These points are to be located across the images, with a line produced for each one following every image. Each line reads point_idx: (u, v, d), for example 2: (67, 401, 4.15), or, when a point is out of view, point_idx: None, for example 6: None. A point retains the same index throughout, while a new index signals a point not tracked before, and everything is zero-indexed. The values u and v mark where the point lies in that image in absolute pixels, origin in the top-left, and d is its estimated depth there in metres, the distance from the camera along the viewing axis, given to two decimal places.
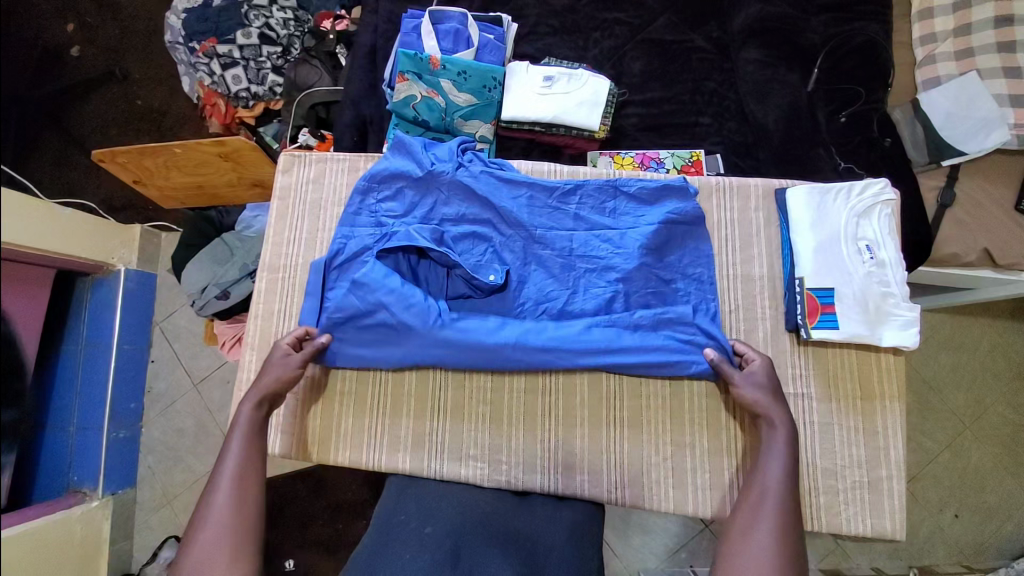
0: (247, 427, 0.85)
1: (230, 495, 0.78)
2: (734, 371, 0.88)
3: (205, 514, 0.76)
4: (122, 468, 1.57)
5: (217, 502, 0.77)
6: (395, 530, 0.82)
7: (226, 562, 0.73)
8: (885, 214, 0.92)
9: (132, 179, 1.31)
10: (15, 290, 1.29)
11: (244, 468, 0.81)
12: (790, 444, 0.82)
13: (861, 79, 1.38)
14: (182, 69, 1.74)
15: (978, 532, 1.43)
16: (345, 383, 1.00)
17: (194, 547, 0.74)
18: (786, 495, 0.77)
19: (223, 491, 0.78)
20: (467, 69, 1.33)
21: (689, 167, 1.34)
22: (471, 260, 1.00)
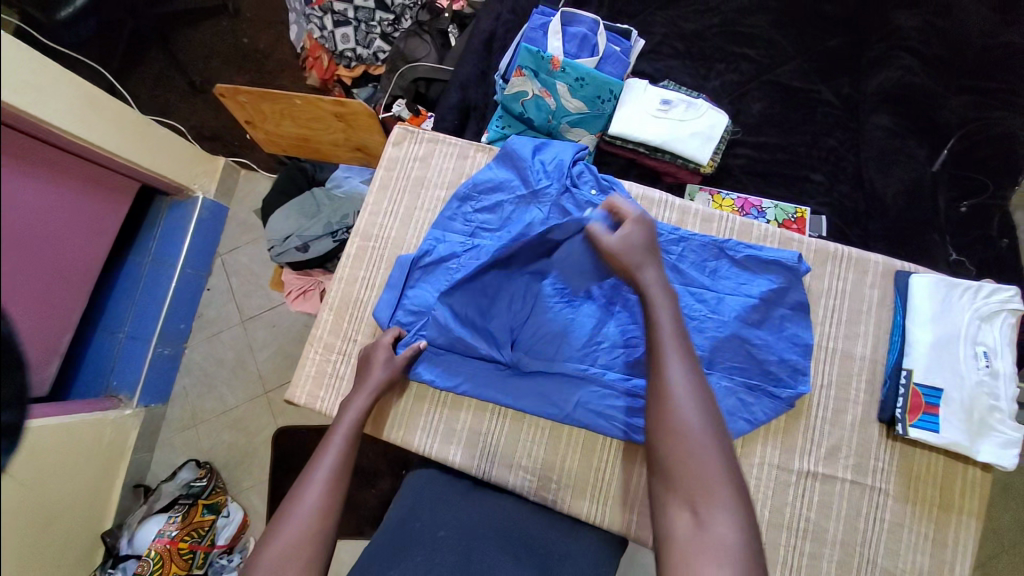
0: (350, 427, 0.85)
1: (320, 493, 0.76)
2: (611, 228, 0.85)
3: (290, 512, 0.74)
4: (158, 385, 1.61)
5: (306, 498, 0.75)
6: (409, 533, 0.79)
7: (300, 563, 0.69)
8: (1007, 324, 0.86)
9: (245, 119, 1.34)
10: (96, 193, 1.32)
11: (338, 466, 0.80)
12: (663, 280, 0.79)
13: (992, 171, 1.30)
14: (292, 18, 1.77)
15: None
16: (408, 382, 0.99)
17: (274, 539, 0.71)
18: (681, 326, 0.74)
19: (317, 487, 0.76)
20: (586, 76, 1.31)
21: (791, 223, 1.28)
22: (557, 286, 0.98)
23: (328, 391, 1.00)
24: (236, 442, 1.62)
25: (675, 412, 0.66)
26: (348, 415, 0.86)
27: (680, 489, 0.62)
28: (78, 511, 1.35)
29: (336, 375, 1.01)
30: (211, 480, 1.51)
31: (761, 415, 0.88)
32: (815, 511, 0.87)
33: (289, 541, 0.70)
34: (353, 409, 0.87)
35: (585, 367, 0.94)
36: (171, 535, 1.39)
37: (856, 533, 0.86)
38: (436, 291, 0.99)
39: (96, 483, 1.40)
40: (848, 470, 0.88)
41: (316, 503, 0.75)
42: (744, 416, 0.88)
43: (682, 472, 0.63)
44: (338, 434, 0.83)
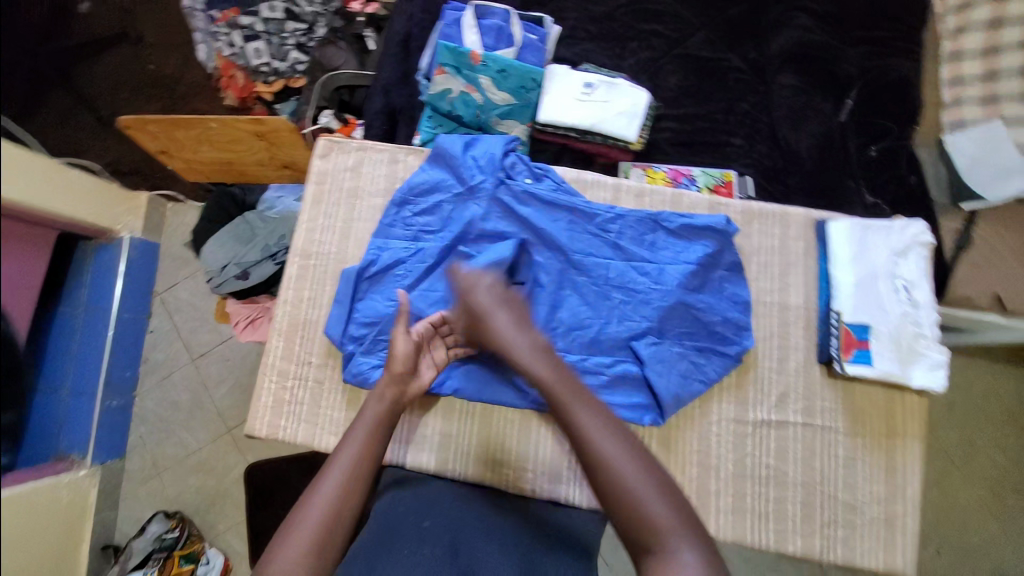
0: (373, 426, 0.79)
1: (337, 497, 0.71)
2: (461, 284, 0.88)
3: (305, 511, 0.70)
4: (111, 440, 1.52)
5: (322, 502, 0.70)
6: (393, 523, 0.79)
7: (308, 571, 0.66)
8: (920, 256, 0.94)
9: (159, 149, 1.28)
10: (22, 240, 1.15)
11: (359, 468, 0.74)
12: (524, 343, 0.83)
13: (892, 116, 1.40)
14: (198, 37, 1.70)
15: (956, 568, 1.49)
16: None
17: (282, 545, 0.67)
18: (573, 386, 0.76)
19: (334, 490, 0.72)
20: (507, 67, 1.32)
21: (721, 187, 1.34)
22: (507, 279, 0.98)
23: (288, 418, 0.97)
24: (205, 484, 1.56)
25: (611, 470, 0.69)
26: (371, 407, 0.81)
27: (635, 540, 0.66)
28: None
29: (295, 401, 0.98)
30: (184, 530, 1.46)
31: (716, 376, 0.92)
32: (777, 458, 0.92)
33: (301, 549, 0.66)
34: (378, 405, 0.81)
35: None
36: None
37: (813, 471, 0.92)
38: (386, 300, 0.97)
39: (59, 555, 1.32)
40: (798, 414, 0.93)
41: (331, 507, 0.71)
42: (698, 378, 0.92)
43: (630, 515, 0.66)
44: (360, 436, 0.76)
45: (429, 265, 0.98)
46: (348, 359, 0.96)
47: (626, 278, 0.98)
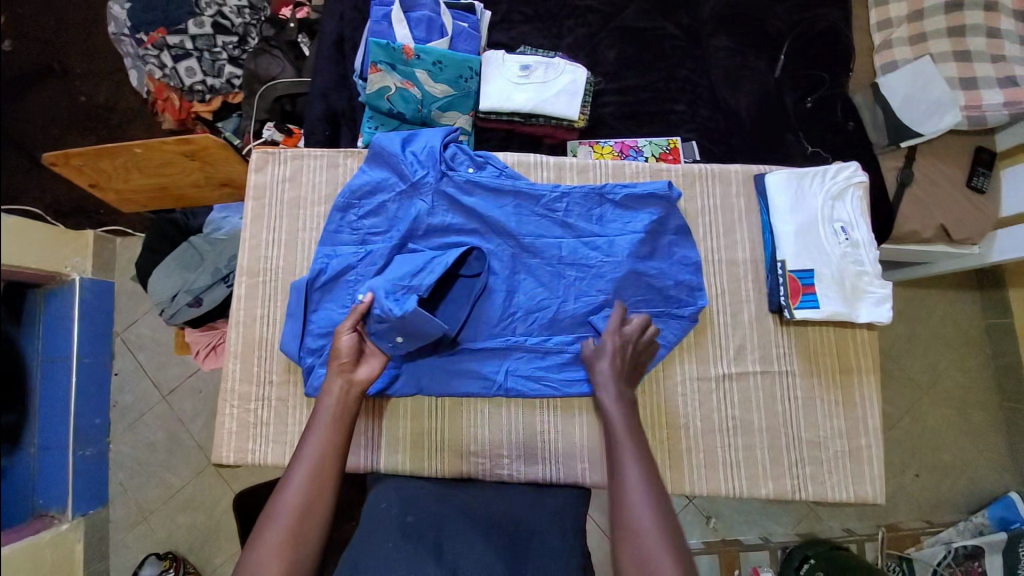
0: (331, 421, 0.80)
1: (302, 493, 0.74)
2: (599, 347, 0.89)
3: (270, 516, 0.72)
4: (92, 488, 1.48)
5: (287, 499, 0.73)
6: (378, 517, 0.81)
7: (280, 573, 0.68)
8: (856, 197, 0.96)
9: (87, 183, 1.23)
10: None
11: (321, 462, 0.76)
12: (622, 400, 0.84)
13: (826, 65, 1.43)
14: (128, 62, 1.62)
15: (937, 490, 1.56)
16: None
17: (258, 545, 0.70)
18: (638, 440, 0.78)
19: (298, 486, 0.74)
20: (442, 58, 1.31)
21: (667, 155, 1.36)
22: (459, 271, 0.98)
23: (256, 440, 0.96)
24: (197, 521, 1.54)
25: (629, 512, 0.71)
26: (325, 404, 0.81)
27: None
28: None
29: (262, 422, 0.97)
30: (178, 568, 1.44)
31: (675, 339, 0.95)
32: (742, 410, 0.94)
33: (272, 547, 0.69)
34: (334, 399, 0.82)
35: (507, 339, 0.95)
36: None
37: (778, 416, 0.95)
38: (340, 307, 0.96)
39: None
40: (757, 363, 0.96)
41: (298, 503, 0.73)
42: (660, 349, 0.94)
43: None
44: (319, 431, 0.78)
45: (379, 267, 0.97)
46: (309, 373, 0.95)
47: (578, 254, 0.99)
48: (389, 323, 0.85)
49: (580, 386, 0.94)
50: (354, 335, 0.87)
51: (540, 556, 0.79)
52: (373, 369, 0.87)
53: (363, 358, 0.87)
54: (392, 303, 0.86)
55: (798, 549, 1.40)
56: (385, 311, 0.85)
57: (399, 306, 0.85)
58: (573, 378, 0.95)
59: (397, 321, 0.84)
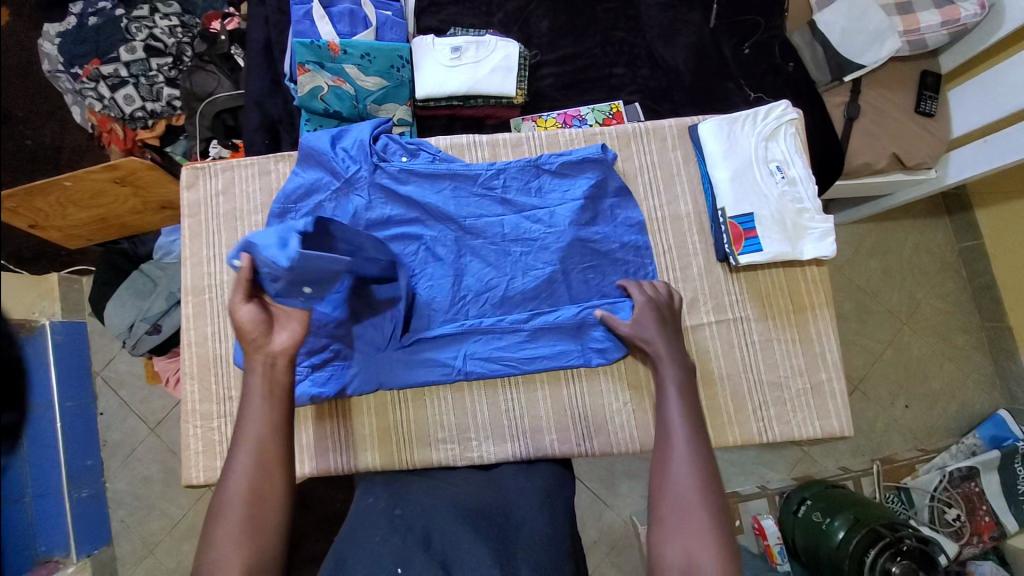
0: (267, 400, 0.73)
1: (250, 480, 0.68)
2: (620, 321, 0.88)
3: (217, 513, 0.66)
4: (92, 527, 1.48)
5: (234, 489, 0.67)
6: (364, 514, 0.79)
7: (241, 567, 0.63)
8: (789, 134, 0.97)
9: (28, 224, 1.21)
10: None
11: (263, 446, 0.70)
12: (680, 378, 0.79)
13: (760, 8, 1.40)
14: (69, 99, 1.58)
15: (926, 416, 1.58)
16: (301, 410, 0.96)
17: (210, 548, 0.64)
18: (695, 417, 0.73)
19: (243, 474, 0.68)
20: (369, 50, 1.29)
21: (610, 120, 1.35)
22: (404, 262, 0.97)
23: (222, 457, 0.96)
24: None
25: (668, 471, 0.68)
26: (253, 384, 0.73)
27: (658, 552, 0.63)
28: None
29: (227, 439, 0.96)
30: None
31: None
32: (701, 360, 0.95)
33: (228, 536, 0.64)
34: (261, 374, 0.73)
35: (462, 322, 0.95)
36: None
37: (737, 362, 0.95)
38: None
39: None
40: (710, 313, 0.96)
41: (246, 491, 0.67)
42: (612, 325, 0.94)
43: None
44: (254, 415, 0.71)
45: None
46: None
47: (521, 229, 0.98)
48: (284, 278, 0.74)
49: (541, 359, 0.95)
50: (252, 305, 0.75)
51: (529, 541, 0.74)
52: (291, 334, 0.76)
53: (274, 325, 0.76)
54: (275, 252, 0.73)
55: (795, 493, 1.39)
56: (270, 265, 0.73)
57: (283, 252, 0.72)
58: (532, 353, 0.95)
59: (287, 273, 0.73)
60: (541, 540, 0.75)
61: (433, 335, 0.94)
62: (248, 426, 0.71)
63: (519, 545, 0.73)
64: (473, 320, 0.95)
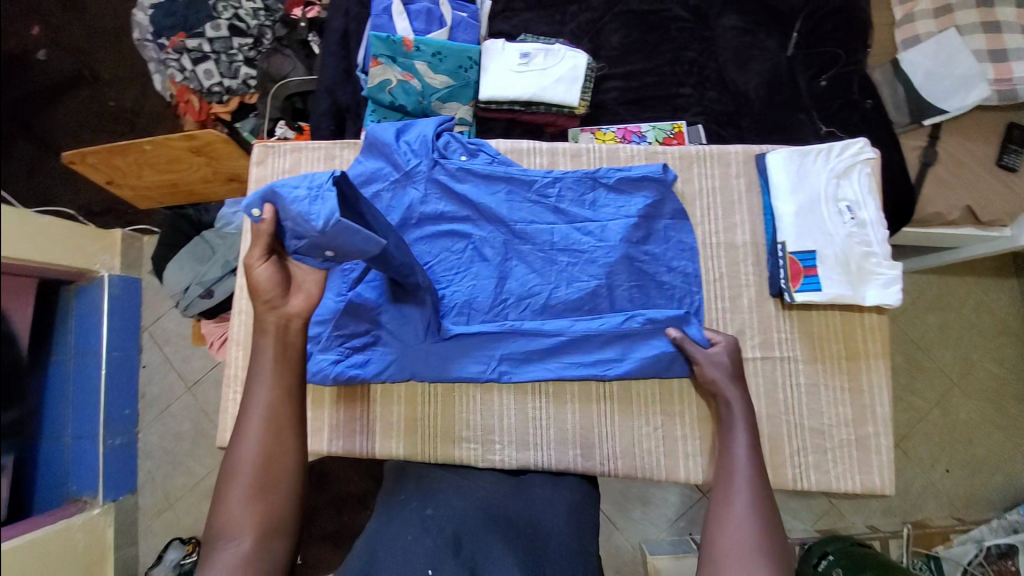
0: (279, 366, 0.72)
1: (262, 446, 0.68)
2: (698, 351, 0.89)
3: (229, 478, 0.67)
4: (120, 474, 1.55)
5: (246, 454, 0.68)
6: (396, 511, 0.80)
7: (253, 532, 0.66)
8: (864, 174, 0.93)
9: (104, 180, 1.28)
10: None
11: (274, 414, 0.70)
12: (749, 425, 0.82)
13: (841, 41, 1.36)
14: (152, 67, 1.65)
15: (968, 484, 1.49)
16: (334, 391, 0.98)
17: (222, 508, 0.66)
18: (759, 467, 0.77)
19: (255, 441, 0.69)
20: (441, 49, 1.31)
21: (671, 139, 1.35)
22: (451, 259, 0.98)
23: None
24: None
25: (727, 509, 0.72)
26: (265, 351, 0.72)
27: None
28: None
29: None
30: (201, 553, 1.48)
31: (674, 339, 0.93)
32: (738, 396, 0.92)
33: (242, 498, 0.66)
34: (274, 338, 0.72)
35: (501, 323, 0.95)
36: None
37: (779, 404, 0.92)
38: (334, 295, 0.97)
39: None
40: (756, 348, 0.93)
41: (257, 457, 0.68)
42: (659, 342, 0.92)
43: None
44: (264, 383, 0.70)
45: None
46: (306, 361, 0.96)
47: (570, 240, 0.98)
48: (309, 238, 0.69)
49: (577, 370, 0.93)
50: (271, 265, 0.72)
51: (555, 557, 0.76)
52: (309, 298, 0.74)
53: (292, 286, 0.74)
54: (308, 207, 0.69)
55: (817, 546, 1.32)
56: (303, 221, 0.68)
57: (317, 209, 0.68)
58: (568, 362, 0.94)
59: (316, 235, 0.68)
60: (567, 554, 0.77)
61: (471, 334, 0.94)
62: (258, 395, 0.70)
63: (548, 556, 0.75)
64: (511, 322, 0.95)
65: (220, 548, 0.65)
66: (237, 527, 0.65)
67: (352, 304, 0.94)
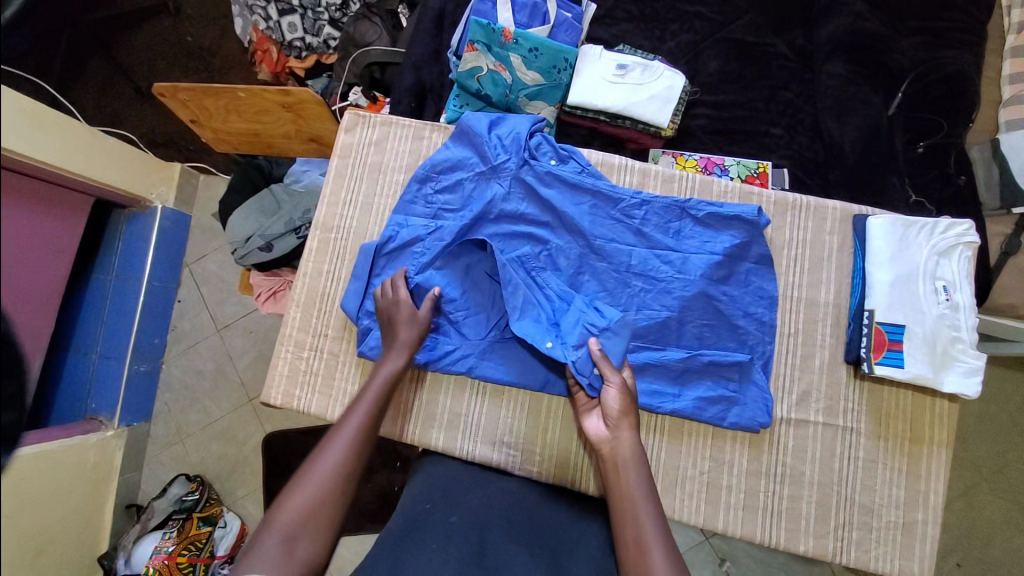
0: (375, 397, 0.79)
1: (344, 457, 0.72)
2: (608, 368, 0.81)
3: (305, 474, 0.69)
4: (139, 401, 1.56)
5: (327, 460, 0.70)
6: (419, 517, 0.77)
7: (310, 534, 0.65)
8: (965, 257, 0.89)
9: (190, 118, 1.32)
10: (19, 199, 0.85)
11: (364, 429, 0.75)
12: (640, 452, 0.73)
13: (947, 110, 1.30)
14: (234, 9, 1.61)
15: None
16: None
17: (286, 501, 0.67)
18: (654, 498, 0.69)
19: (341, 446, 0.72)
20: (540, 46, 1.27)
21: (754, 178, 1.29)
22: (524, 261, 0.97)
23: (302, 388, 1.00)
24: (227, 452, 1.57)
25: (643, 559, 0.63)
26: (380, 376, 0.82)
27: None
28: (70, 541, 1.32)
29: (311, 371, 1.01)
30: (204, 493, 1.48)
31: (737, 387, 0.90)
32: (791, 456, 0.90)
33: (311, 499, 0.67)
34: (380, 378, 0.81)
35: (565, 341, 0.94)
36: (169, 550, 1.37)
37: (832, 473, 0.90)
38: None
39: (85, 509, 1.37)
40: (819, 413, 0.92)
41: (337, 462, 0.71)
42: (721, 385, 0.90)
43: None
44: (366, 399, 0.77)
45: (445, 244, 0.97)
46: (363, 334, 0.96)
47: (647, 265, 0.96)
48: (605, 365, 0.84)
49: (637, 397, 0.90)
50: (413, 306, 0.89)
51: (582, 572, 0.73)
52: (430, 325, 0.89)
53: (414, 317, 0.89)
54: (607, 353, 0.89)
55: None
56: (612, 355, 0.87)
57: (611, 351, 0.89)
58: None
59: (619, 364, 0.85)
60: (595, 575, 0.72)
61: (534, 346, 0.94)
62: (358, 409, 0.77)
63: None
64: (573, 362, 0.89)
65: (264, 543, 0.63)
66: (298, 527, 0.65)
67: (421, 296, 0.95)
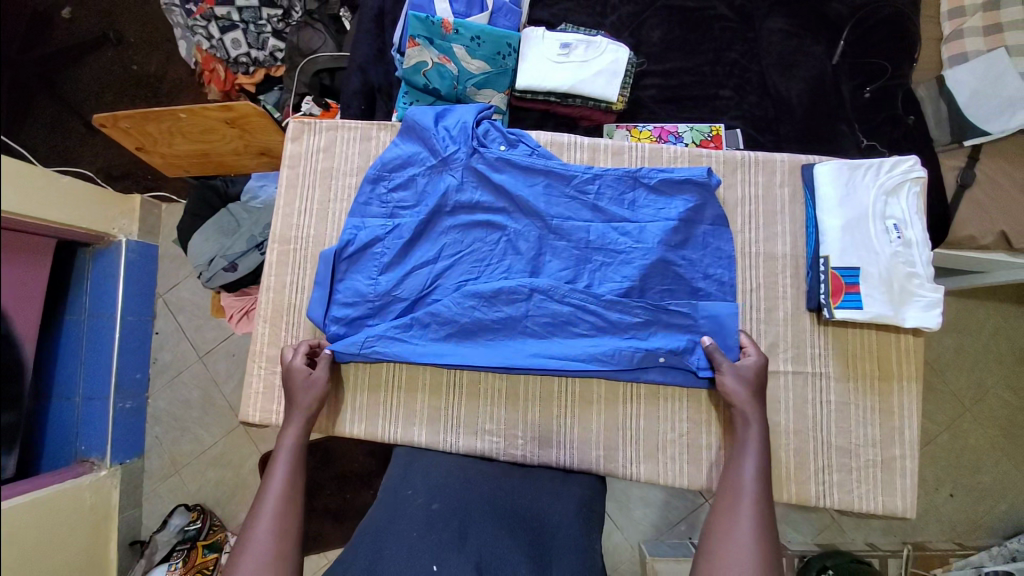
0: (289, 460, 0.84)
1: (274, 522, 0.76)
2: (724, 361, 0.87)
3: (243, 551, 0.73)
4: (129, 438, 1.53)
5: (261, 533, 0.75)
6: (400, 507, 0.79)
7: None
8: (913, 193, 0.91)
9: (136, 146, 1.30)
10: None
11: (286, 496, 0.80)
12: (763, 444, 0.81)
13: (889, 53, 1.31)
14: (178, 33, 1.59)
15: (971, 510, 1.39)
16: (359, 376, 0.99)
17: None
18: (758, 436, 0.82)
19: (268, 518, 0.76)
20: (480, 34, 1.26)
21: (709, 142, 1.31)
22: (485, 250, 0.97)
23: (279, 402, 1.00)
24: (224, 477, 1.56)
25: (734, 477, 0.79)
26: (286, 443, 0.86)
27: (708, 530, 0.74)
28: None
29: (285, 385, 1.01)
30: (206, 520, 1.47)
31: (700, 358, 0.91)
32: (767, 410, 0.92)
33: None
34: (288, 442, 0.86)
35: (543, 324, 0.94)
36: None
37: (807, 419, 0.92)
38: (367, 278, 0.97)
39: (88, 549, 1.36)
40: (789, 362, 0.93)
41: (271, 534, 0.75)
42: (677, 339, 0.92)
43: (716, 522, 0.74)
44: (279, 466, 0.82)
45: (406, 242, 0.98)
46: (336, 340, 0.96)
47: (606, 239, 0.96)
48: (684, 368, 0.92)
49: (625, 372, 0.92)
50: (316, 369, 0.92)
51: (564, 553, 0.74)
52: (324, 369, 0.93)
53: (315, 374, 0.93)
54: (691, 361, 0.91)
55: (816, 560, 1.24)
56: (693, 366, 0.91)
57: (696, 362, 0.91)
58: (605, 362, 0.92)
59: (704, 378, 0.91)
60: (577, 552, 0.75)
61: (513, 334, 0.94)
62: (276, 478, 0.81)
63: (555, 555, 0.74)
64: (575, 333, 0.93)
65: None
66: None
67: (400, 306, 0.96)
